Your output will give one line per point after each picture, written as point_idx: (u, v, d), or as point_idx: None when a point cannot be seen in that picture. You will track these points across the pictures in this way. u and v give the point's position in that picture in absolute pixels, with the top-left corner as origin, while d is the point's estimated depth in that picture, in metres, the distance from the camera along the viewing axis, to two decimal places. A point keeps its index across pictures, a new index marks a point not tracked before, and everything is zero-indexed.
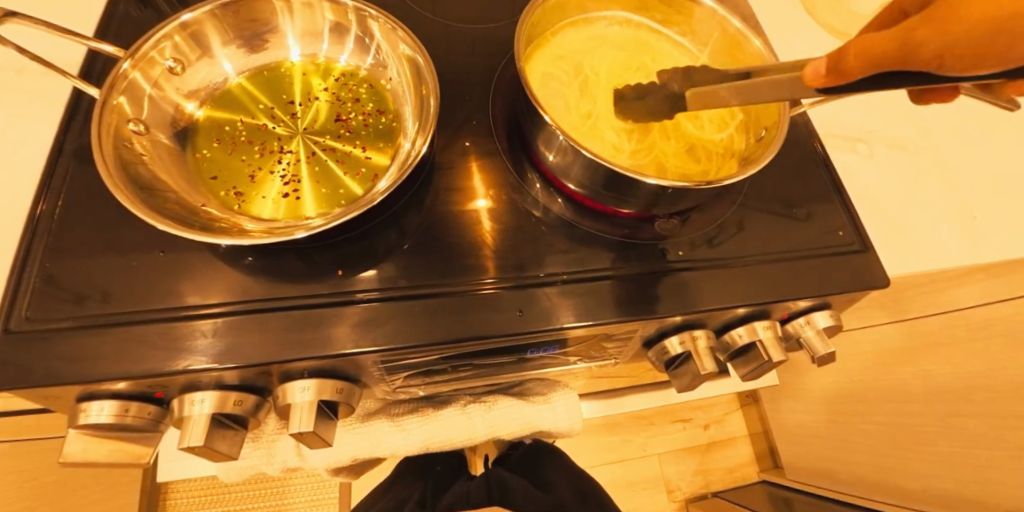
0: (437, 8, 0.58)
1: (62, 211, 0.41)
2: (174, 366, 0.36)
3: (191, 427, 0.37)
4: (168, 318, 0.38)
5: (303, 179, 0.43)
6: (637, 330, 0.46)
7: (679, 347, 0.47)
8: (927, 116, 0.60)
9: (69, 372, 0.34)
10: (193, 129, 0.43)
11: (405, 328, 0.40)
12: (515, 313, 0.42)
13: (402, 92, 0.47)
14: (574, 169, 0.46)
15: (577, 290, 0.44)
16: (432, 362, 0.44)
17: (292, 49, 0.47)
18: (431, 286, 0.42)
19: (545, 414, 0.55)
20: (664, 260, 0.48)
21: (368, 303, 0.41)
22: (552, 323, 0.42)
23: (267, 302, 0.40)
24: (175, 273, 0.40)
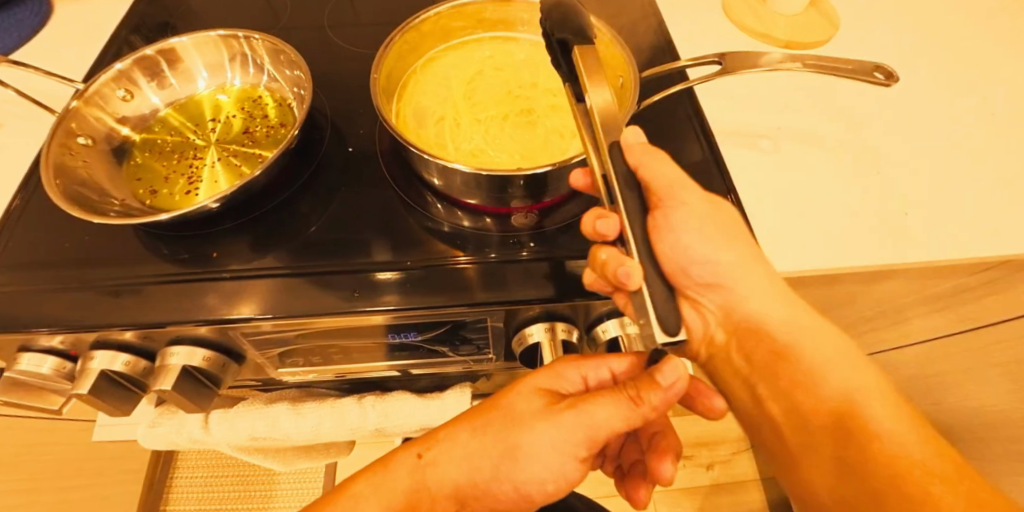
0: (360, 43, 0.68)
1: (32, 208, 0.53)
2: (78, 324, 0.45)
3: (86, 378, 0.45)
4: (82, 288, 0.47)
5: (209, 180, 0.51)
6: (489, 317, 0.47)
7: (533, 336, 0.47)
8: (840, 114, 0.58)
9: (2, 323, 0.45)
10: (129, 144, 0.53)
11: (263, 302, 0.46)
12: (350, 293, 0.46)
13: (299, 107, 0.54)
14: (450, 181, 0.48)
15: (426, 275, 0.47)
16: (296, 339, 0.49)
17: (219, 79, 0.58)
18: (297, 270, 0.48)
19: (434, 408, 0.57)
20: (523, 253, 0.49)
21: (235, 279, 0.48)
22: (390, 302, 0.46)
23: (159, 276, 0.48)
24: (99, 255, 0.50)
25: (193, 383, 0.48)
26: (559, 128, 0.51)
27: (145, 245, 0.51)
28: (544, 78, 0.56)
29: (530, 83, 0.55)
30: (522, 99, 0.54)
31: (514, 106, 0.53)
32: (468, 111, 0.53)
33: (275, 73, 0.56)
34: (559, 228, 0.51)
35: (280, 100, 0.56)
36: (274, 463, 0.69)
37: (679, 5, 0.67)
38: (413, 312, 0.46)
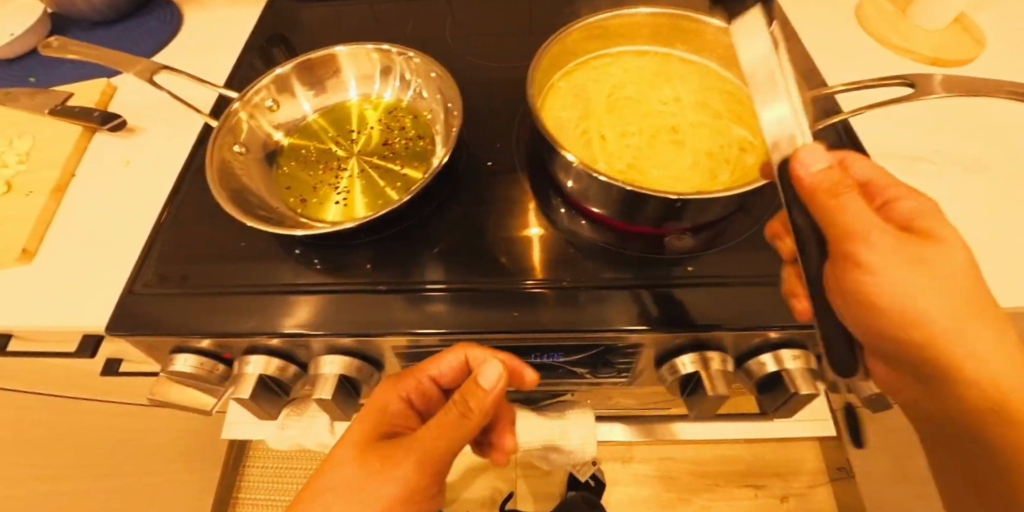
0: (480, 54, 0.68)
1: (183, 210, 0.54)
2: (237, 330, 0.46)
3: (245, 382, 0.46)
4: (238, 294, 0.48)
5: (355, 191, 0.52)
6: (642, 342, 0.46)
7: (688, 367, 0.46)
8: (999, 138, 0.54)
9: (169, 326, 0.46)
10: (278, 151, 0.55)
11: (416, 316, 0.46)
12: (510, 313, 0.45)
13: (440, 121, 0.55)
14: (600, 198, 0.46)
15: (581, 296, 0.46)
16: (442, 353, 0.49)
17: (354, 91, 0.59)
18: (447, 284, 0.48)
19: (557, 428, 0.56)
20: (674, 274, 0.47)
21: (388, 292, 0.47)
22: (542, 322, 0.45)
23: (312, 285, 0.48)
24: (248, 261, 0.51)
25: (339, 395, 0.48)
26: (711, 149, 0.49)
27: (290, 252, 0.51)
28: (690, 96, 0.54)
29: (675, 101, 0.53)
30: (668, 117, 0.52)
31: (662, 125, 0.51)
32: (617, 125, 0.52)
33: (421, 87, 0.56)
34: (711, 250, 0.48)
35: (420, 114, 0.56)
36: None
37: (809, 23, 0.65)
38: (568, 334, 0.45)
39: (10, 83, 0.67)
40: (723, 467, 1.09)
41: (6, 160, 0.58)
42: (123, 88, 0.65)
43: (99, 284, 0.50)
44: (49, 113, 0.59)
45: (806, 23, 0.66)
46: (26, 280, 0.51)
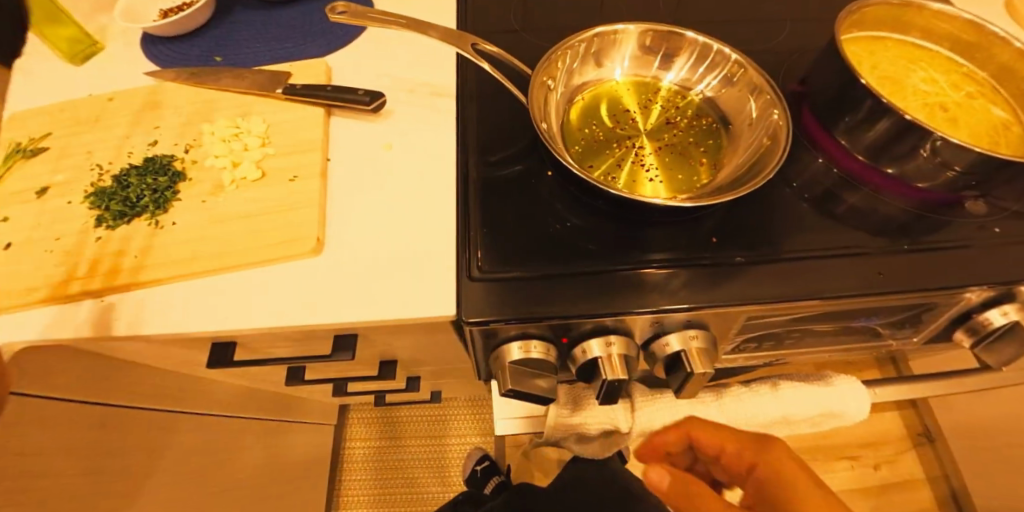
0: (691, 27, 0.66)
1: (474, 191, 0.51)
2: (604, 308, 0.44)
3: (610, 362, 0.45)
4: (583, 273, 0.46)
5: (659, 167, 0.52)
6: (975, 297, 0.48)
7: (1002, 318, 0.49)
8: None
9: (533, 309, 0.43)
10: (566, 129, 0.53)
11: (787, 283, 0.45)
12: (879, 273, 0.47)
13: (720, 101, 0.55)
14: (915, 169, 0.51)
15: (922, 257, 0.48)
16: (791, 323, 0.48)
17: (616, 70, 0.57)
18: (797, 251, 0.48)
19: (831, 397, 0.56)
20: (984, 232, 0.51)
21: (749, 263, 0.47)
22: (898, 285, 0.46)
23: (658, 261, 0.47)
24: (573, 242, 0.48)
25: (678, 373, 0.46)
26: (981, 129, 0.53)
27: (611, 229, 0.50)
28: (940, 79, 0.57)
29: (928, 82, 0.57)
30: (931, 99, 0.55)
31: (933, 105, 0.55)
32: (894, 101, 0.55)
33: (702, 68, 0.56)
34: (1004, 213, 0.52)
35: (695, 95, 0.56)
36: (566, 457, 0.66)
37: (983, 12, 0.71)
38: (915, 293, 0.46)
39: (198, 64, 0.61)
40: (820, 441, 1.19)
41: (246, 142, 0.51)
42: (338, 67, 0.60)
43: (411, 272, 0.46)
44: (283, 93, 0.54)
45: (982, 13, 0.70)
46: (320, 271, 0.46)
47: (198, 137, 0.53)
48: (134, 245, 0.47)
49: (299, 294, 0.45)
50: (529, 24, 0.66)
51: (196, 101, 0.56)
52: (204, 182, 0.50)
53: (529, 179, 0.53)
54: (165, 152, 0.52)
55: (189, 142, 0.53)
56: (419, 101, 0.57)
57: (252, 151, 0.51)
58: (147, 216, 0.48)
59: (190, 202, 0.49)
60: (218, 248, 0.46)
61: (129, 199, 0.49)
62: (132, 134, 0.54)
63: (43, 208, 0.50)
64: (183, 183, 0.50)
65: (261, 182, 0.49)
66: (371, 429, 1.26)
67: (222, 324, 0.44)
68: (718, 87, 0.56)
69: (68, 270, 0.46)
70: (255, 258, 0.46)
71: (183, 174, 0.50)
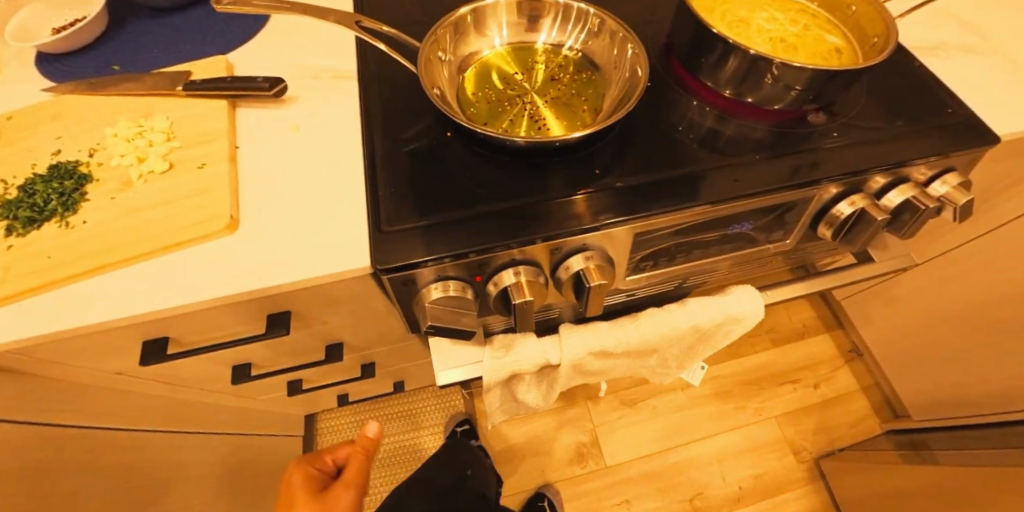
0: None
1: (378, 158, 0.55)
2: (505, 239, 0.48)
3: (517, 289, 0.49)
4: (484, 214, 0.50)
5: (546, 116, 0.57)
6: (820, 193, 0.56)
7: (850, 208, 0.57)
8: (980, 27, 0.73)
9: (441, 248, 0.47)
10: (460, 95, 0.58)
11: (662, 198, 0.52)
12: (733, 181, 0.54)
13: (593, 55, 0.62)
14: (765, 91, 0.59)
15: (776, 164, 0.56)
16: (675, 237, 0.55)
17: (498, 40, 0.62)
18: (669, 172, 0.55)
19: (732, 303, 0.64)
20: (828, 138, 0.59)
21: (628, 186, 0.53)
22: (759, 186, 0.53)
23: (551, 195, 0.52)
24: (474, 190, 0.53)
25: (581, 294, 0.52)
26: (816, 53, 0.62)
27: (509, 174, 0.55)
28: (783, 16, 0.66)
29: (772, 21, 0.65)
30: (775, 34, 0.64)
31: (776, 39, 0.63)
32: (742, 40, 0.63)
33: (574, 28, 0.62)
34: (843, 120, 0.61)
35: (572, 52, 0.62)
36: (518, 406, 0.72)
37: None
38: (764, 194, 0.53)
39: (98, 74, 0.62)
40: (762, 371, 1.32)
41: (150, 138, 0.53)
42: (240, 62, 0.63)
43: (328, 236, 0.50)
44: (184, 90, 0.56)
45: None
46: (241, 245, 0.49)
47: (101, 141, 0.54)
48: (44, 247, 0.47)
49: (215, 272, 0.47)
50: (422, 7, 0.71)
51: (95, 108, 0.57)
52: (111, 181, 0.51)
53: (430, 141, 0.57)
54: (69, 159, 0.53)
55: (92, 146, 0.53)
56: (321, 86, 0.61)
57: (156, 145, 0.52)
58: (56, 219, 0.49)
59: (99, 201, 0.50)
60: (132, 236, 0.47)
61: (35, 204, 0.49)
62: (33, 147, 0.54)
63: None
64: (90, 184, 0.51)
65: (168, 172, 0.51)
66: (341, 437, 1.25)
67: (145, 308, 0.45)
68: (592, 42, 0.62)
69: None
70: (172, 240, 0.47)
71: (89, 176, 0.51)
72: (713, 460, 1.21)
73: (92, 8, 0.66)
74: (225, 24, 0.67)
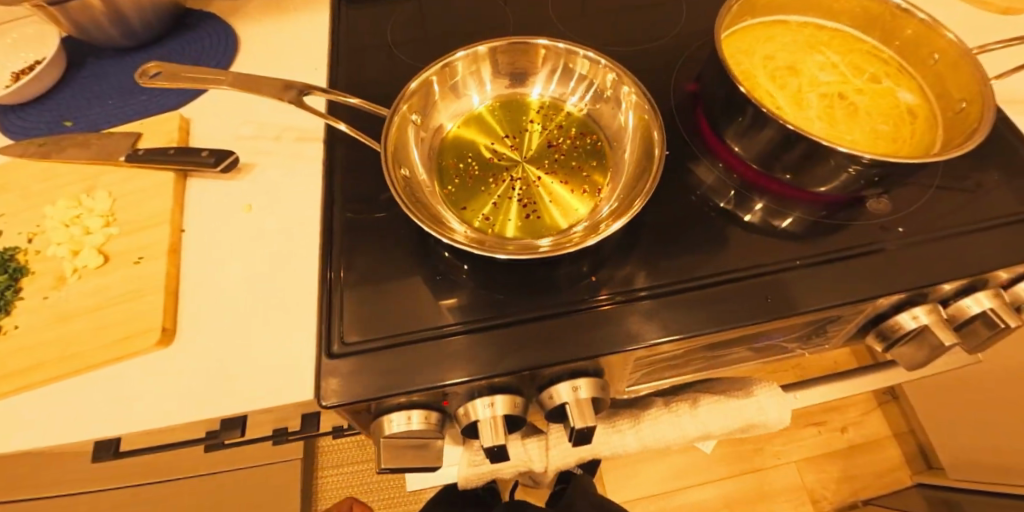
0: (579, 28, 0.62)
1: (337, 249, 0.47)
2: (480, 372, 0.41)
3: (489, 426, 0.42)
4: (456, 332, 0.43)
5: (538, 199, 0.47)
6: (867, 308, 0.46)
7: (911, 322, 0.46)
8: None
9: (401, 382, 0.40)
10: (436, 168, 0.49)
11: (666, 322, 0.43)
12: (764, 298, 0.44)
13: (601, 116, 0.51)
14: (811, 176, 0.47)
15: (817, 272, 0.46)
16: (683, 354, 0.47)
17: (477, 97, 0.53)
18: (682, 279, 0.46)
19: (753, 409, 0.55)
20: (887, 234, 0.48)
21: (626, 303, 0.45)
22: (810, 303, 0.44)
23: (534, 310, 0.44)
24: (448, 297, 0.45)
25: (568, 425, 0.44)
26: (882, 115, 0.50)
27: (488, 274, 0.47)
28: (842, 61, 0.53)
29: (829, 68, 0.53)
30: (831, 86, 0.51)
31: (832, 93, 0.51)
32: (787, 96, 0.50)
33: (579, 82, 0.52)
34: (906, 207, 0.50)
35: (576, 109, 0.52)
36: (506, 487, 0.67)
37: None
38: (844, 304, 0.45)
39: (48, 132, 0.56)
40: None
41: (87, 224, 0.47)
42: (197, 119, 0.56)
43: (275, 350, 0.43)
44: (127, 161, 0.50)
45: None
46: (178, 358, 0.43)
47: (42, 223, 0.48)
48: None
49: (146, 395, 0.42)
50: (407, 44, 0.62)
51: (41, 179, 0.52)
52: (47, 275, 0.46)
53: (396, 228, 0.49)
54: (8, 245, 0.48)
55: (33, 229, 0.48)
56: (283, 149, 0.53)
57: (94, 232, 0.47)
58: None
59: (32, 300, 0.45)
60: (61, 349, 0.42)
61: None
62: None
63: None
64: (25, 278, 0.46)
65: (102, 268, 0.45)
66: (342, 456, 1.23)
67: (67, 437, 0.40)
68: (597, 99, 0.52)
69: None
70: (101, 356, 0.42)
71: (25, 269, 0.46)
72: (720, 505, 1.13)
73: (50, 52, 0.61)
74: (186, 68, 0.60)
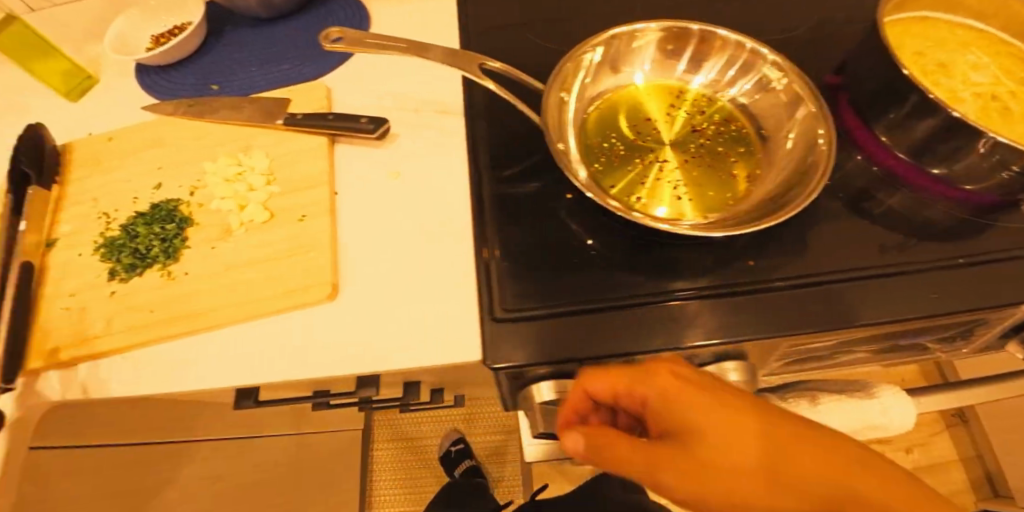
0: (711, 16, 0.62)
1: (489, 220, 0.48)
2: (645, 347, 0.41)
3: None
4: (616, 305, 0.43)
5: (688, 184, 0.47)
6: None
7: None
8: None
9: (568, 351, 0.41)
10: (580, 145, 0.49)
11: (830, 312, 0.43)
12: (931, 295, 0.43)
13: (744, 106, 0.51)
14: (971, 175, 0.46)
15: (979, 272, 0.45)
16: (828, 345, 0.47)
17: (642, 74, 0.53)
18: (841, 271, 0.45)
19: (874, 409, 0.54)
20: None
21: (790, 290, 0.44)
22: (866, 318, 0.42)
23: (693, 290, 0.44)
24: (604, 272, 0.45)
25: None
26: None
27: (635, 254, 0.47)
28: (993, 64, 0.53)
29: (980, 70, 0.52)
30: (984, 88, 0.51)
31: (985, 93, 0.50)
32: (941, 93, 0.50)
33: (726, 73, 0.52)
34: None
35: (717, 98, 0.52)
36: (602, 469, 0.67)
37: None
38: (913, 320, 0.43)
39: (197, 94, 0.58)
40: None
41: (250, 182, 0.49)
42: (338, 89, 0.57)
43: (431, 312, 0.44)
44: (284, 124, 0.52)
45: None
46: (338, 313, 0.44)
47: (201, 178, 0.51)
48: (144, 299, 0.45)
49: (305, 348, 0.43)
50: (538, 22, 0.62)
51: (195, 136, 0.54)
52: (211, 227, 0.48)
53: (540, 204, 0.49)
54: (170, 197, 0.50)
55: (194, 184, 0.50)
56: (424, 120, 0.54)
57: (256, 190, 0.49)
58: (158, 266, 0.46)
59: (199, 250, 0.47)
60: (234, 297, 0.44)
61: (140, 250, 0.46)
62: (133, 177, 0.52)
63: (50, 263, 0.48)
64: (191, 228, 0.48)
65: (267, 224, 0.47)
66: (393, 432, 1.23)
67: (241, 380, 0.42)
68: (741, 86, 0.51)
69: (85, 329, 0.44)
70: (274, 305, 0.44)
71: (189, 220, 0.48)
72: None
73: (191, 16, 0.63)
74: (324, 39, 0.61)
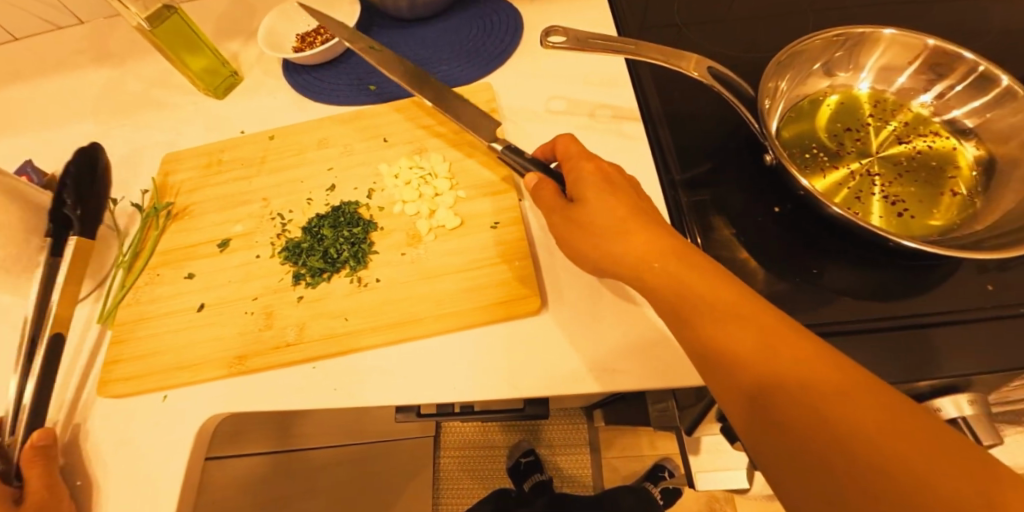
0: (889, 15, 0.58)
1: (693, 231, 0.45)
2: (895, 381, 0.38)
3: None
4: (848, 327, 0.41)
5: (904, 197, 0.44)
6: None
7: None
8: None
9: None
10: (787, 149, 0.47)
11: None
12: None
13: (955, 121, 0.48)
14: None
15: None
16: None
17: (865, 82, 0.51)
18: None
19: None
20: None
21: None
22: (951, 369, 0.38)
23: (926, 315, 0.41)
24: (827, 294, 0.42)
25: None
26: None
27: (849, 273, 0.44)
28: None
29: None
30: None
31: None
32: None
33: (942, 86, 0.49)
34: None
35: (922, 111, 0.49)
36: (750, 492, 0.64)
37: None
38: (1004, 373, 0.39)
39: (355, 95, 0.57)
40: None
41: (436, 186, 0.47)
42: (501, 92, 0.56)
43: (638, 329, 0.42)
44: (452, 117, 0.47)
45: None
46: (543, 326, 0.41)
47: (378, 180, 0.49)
48: (335, 305, 0.43)
49: (506, 364, 0.40)
50: (700, 23, 0.60)
51: (362, 137, 0.52)
52: (397, 231, 0.46)
53: (738, 217, 0.46)
54: (348, 199, 0.48)
55: (371, 186, 0.49)
56: (598, 126, 0.52)
57: (442, 193, 0.47)
58: (347, 272, 0.44)
59: (389, 255, 0.44)
60: (433, 305, 0.42)
61: (328, 255, 0.44)
62: (307, 177, 0.50)
63: (228, 262, 0.46)
64: (376, 232, 0.46)
65: (459, 229, 0.45)
66: (464, 439, 1.20)
67: (449, 396, 0.39)
68: (962, 96, 0.48)
69: (275, 337, 0.42)
70: (477, 317, 0.41)
71: (375, 223, 0.46)
72: None
73: (342, 16, 0.61)
74: (478, 41, 0.60)
